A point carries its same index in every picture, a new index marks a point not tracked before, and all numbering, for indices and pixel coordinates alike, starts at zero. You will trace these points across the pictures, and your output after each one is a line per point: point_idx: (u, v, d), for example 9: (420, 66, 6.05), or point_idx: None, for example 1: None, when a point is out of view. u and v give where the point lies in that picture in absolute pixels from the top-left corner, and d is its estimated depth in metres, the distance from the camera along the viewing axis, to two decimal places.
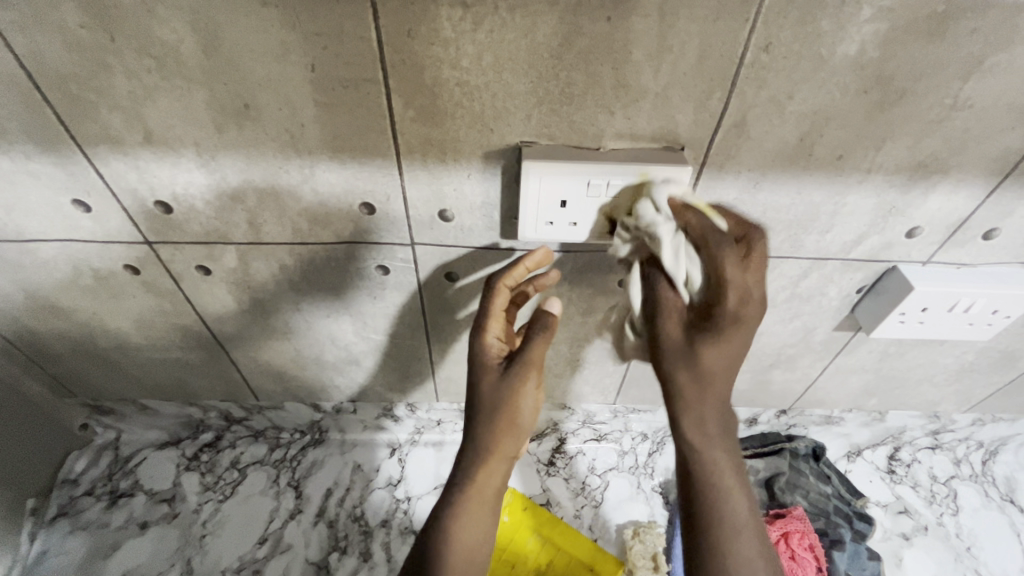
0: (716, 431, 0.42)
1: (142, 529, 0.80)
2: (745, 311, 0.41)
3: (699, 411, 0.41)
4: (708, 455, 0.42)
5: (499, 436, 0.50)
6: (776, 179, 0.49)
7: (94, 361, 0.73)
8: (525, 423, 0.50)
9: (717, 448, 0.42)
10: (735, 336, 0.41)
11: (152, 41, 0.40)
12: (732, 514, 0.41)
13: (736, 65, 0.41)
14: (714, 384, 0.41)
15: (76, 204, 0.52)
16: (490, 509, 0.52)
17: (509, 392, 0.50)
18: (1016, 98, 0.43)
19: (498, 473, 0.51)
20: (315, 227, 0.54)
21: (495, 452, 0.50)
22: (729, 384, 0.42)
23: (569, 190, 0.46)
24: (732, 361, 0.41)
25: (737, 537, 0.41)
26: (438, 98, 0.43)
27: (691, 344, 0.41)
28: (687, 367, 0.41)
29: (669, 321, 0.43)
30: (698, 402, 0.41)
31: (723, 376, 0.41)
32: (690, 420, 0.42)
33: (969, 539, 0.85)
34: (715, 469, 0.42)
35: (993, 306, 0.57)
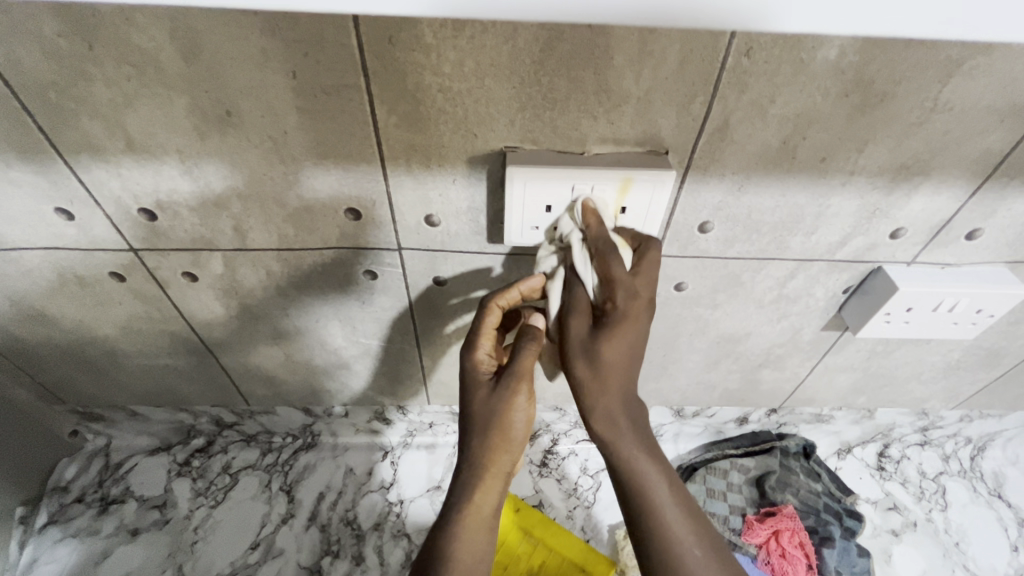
0: (640, 442, 0.45)
1: (133, 535, 0.80)
2: (631, 309, 0.44)
3: (609, 409, 0.44)
4: (639, 466, 0.44)
5: (495, 452, 0.50)
6: (760, 181, 0.49)
7: (82, 368, 0.73)
8: (519, 438, 0.50)
9: (644, 453, 0.45)
10: (622, 332, 0.44)
11: (131, 49, 0.40)
12: (672, 523, 0.44)
13: (718, 70, 0.41)
14: (613, 378, 0.44)
15: (58, 211, 0.52)
16: (487, 531, 0.50)
17: (504, 403, 0.50)
18: (995, 100, 0.43)
19: (494, 492, 0.50)
20: (301, 232, 0.54)
21: (490, 468, 0.50)
22: (630, 375, 0.45)
23: (553, 196, 0.46)
24: (626, 355, 0.44)
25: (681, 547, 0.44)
26: (421, 104, 0.43)
27: (595, 346, 0.44)
28: (589, 369, 0.44)
29: (576, 324, 0.45)
30: (615, 411, 0.44)
31: (620, 367, 0.44)
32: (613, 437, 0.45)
33: (958, 534, 0.85)
34: (649, 476, 0.44)
35: (977, 305, 0.57)
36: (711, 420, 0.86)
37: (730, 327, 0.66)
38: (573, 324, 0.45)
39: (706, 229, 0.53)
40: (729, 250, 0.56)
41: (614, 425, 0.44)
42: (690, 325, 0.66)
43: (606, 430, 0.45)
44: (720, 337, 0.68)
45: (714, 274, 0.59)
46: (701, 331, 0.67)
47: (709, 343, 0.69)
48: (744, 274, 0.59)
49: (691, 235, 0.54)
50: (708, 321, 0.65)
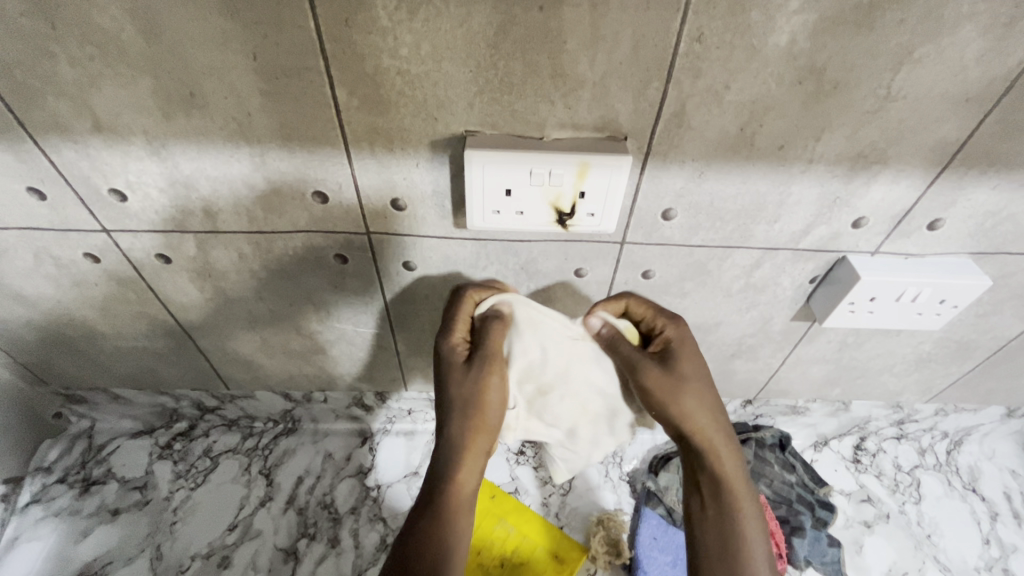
0: (732, 453, 0.56)
1: (113, 515, 0.81)
2: (687, 344, 0.55)
3: (701, 424, 0.54)
4: (732, 474, 0.55)
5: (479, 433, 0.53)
6: (721, 168, 0.50)
7: (62, 350, 0.74)
8: (494, 415, 0.53)
9: (734, 464, 0.56)
10: (693, 363, 0.54)
11: (94, 29, 0.41)
12: (746, 524, 0.55)
13: (671, 55, 0.41)
14: (702, 400, 0.54)
15: (30, 191, 0.52)
16: (468, 507, 0.54)
17: (486, 380, 0.53)
18: (949, 89, 0.43)
19: (474, 474, 0.53)
20: (270, 215, 0.55)
21: (469, 449, 0.52)
22: (712, 400, 0.55)
23: (512, 179, 0.47)
24: (702, 382, 0.54)
25: (754, 543, 0.54)
26: (380, 86, 0.44)
27: (673, 373, 0.53)
28: (674, 390, 0.53)
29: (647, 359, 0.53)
30: (709, 426, 0.54)
31: (697, 378, 0.54)
32: (715, 451, 0.55)
33: (930, 527, 0.86)
34: (732, 483, 0.55)
35: (941, 295, 0.58)
36: None
37: (700, 316, 0.67)
38: (641, 359, 0.53)
39: (669, 216, 0.54)
40: (693, 237, 0.57)
41: (716, 440, 0.55)
42: None
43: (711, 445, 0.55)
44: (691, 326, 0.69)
45: (680, 262, 0.59)
46: None
47: None
48: (710, 263, 0.60)
49: (655, 222, 0.55)
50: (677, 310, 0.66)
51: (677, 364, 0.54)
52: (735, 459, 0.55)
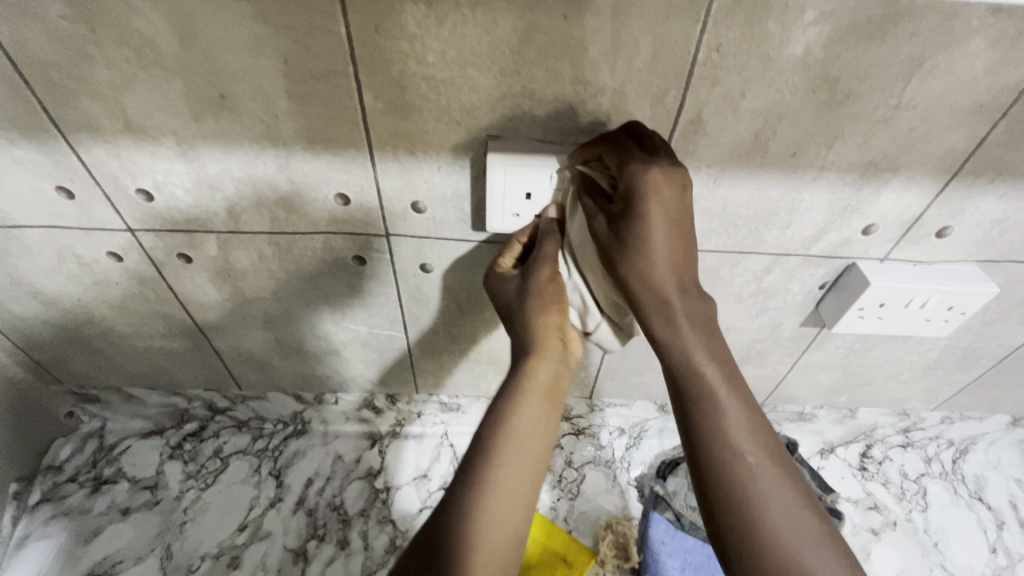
0: (706, 346, 0.45)
1: (124, 515, 0.82)
2: (659, 192, 0.42)
3: (664, 302, 0.44)
4: (709, 371, 0.44)
5: (538, 366, 0.49)
6: (734, 175, 0.51)
7: (79, 348, 0.75)
8: (551, 331, 0.50)
9: (713, 358, 0.45)
10: (659, 217, 0.43)
11: (132, 33, 0.42)
12: (738, 442, 0.43)
13: (689, 63, 0.43)
14: (661, 270, 0.44)
15: (59, 190, 0.54)
16: (537, 445, 0.47)
17: (536, 295, 0.50)
18: (958, 100, 0.45)
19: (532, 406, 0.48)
20: (292, 216, 0.56)
21: (529, 376, 0.49)
22: (677, 268, 0.45)
23: (533, 182, 0.49)
24: (668, 258, 0.44)
25: (750, 458, 0.43)
26: (406, 91, 0.45)
27: (622, 237, 0.44)
28: (623, 258, 0.45)
29: (600, 215, 0.46)
30: (675, 307, 0.44)
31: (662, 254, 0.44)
32: (683, 339, 0.44)
33: (938, 535, 0.86)
34: (711, 383, 0.44)
35: (948, 302, 0.59)
36: None
37: None
38: (596, 216, 0.46)
39: None
40: (706, 242, 0.58)
41: (684, 326, 0.44)
42: None
43: (677, 332, 0.45)
44: None
45: None
46: None
47: None
48: (721, 268, 0.61)
49: None
50: None
51: (632, 223, 0.43)
52: (717, 372, 0.44)
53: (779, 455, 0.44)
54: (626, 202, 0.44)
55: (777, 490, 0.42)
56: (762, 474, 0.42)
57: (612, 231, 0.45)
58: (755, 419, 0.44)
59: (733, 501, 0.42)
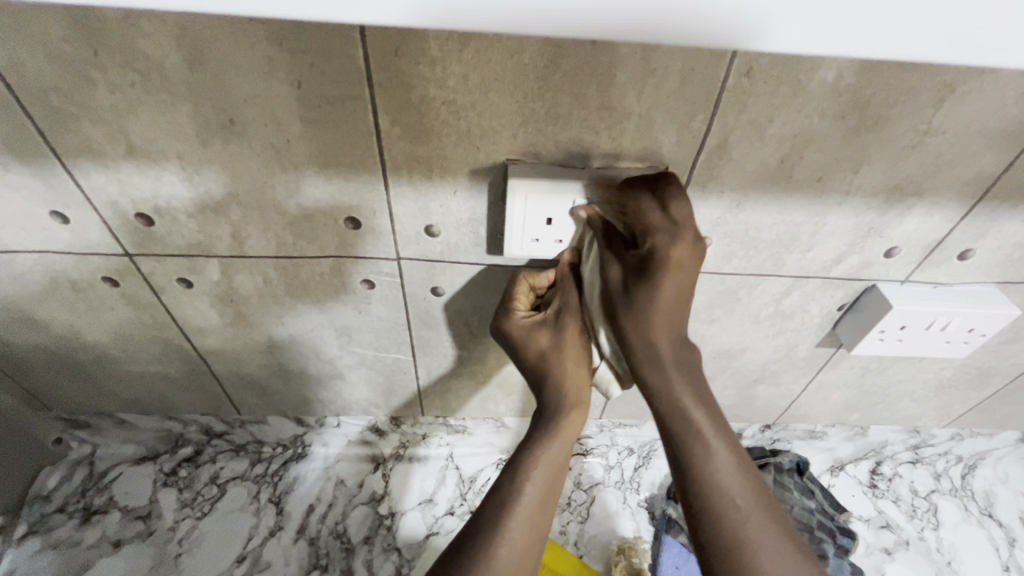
0: (695, 395, 0.45)
1: (116, 547, 0.78)
2: (679, 261, 0.43)
3: (656, 352, 0.44)
4: (697, 420, 0.44)
5: (569, 419, 0.51)
6: (758, 199, 0.50)
7: (70, 375, 0.71)
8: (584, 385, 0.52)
9: (698, 401, 0.45)
10: (673, 279, 0.43)
11: (136, 56, 0.40)
12: (729, 487, 0.43)
13: (718, 89, 0.42)
14: (660, 324, 0.44)
15: (53, 215, 0.51)
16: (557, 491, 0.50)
17: (566, 347, 0.51)
18: (988, 125, 0.44)
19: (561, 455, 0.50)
20: (299, 240, 0.54)
21: (563, 428, 0.50)
22: (676, 321, 0.44)
23: (554, 208, 0.47)
24: (670, 311, 0.44)
25: (740, 509, 0.42)
26: (424, 115, 0.43)
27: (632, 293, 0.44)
28: (626, 309, 0.44)
29: (615, 265, 0.45)
30: (665, 356, 0.44)
31: (664, 312, 0.44)
32: (673, 389, 0.44)
33: (950, 553, 0.85)
34: (700, 433, 0.44)
35: (969, 324, 0.58)
36: None
37: (726, 343, 0.67)
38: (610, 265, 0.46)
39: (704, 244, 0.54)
40: (726, 266, 0.56)
41: (673, 374, 0.44)
42: None
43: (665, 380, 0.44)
44: (716, 353, 0.68)
45: (710, 290, 0.59)
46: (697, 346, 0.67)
47: (705, 358, 0.69)
48: (740, 290, 0.59)
49: None
50: (704, 336, 0.65)
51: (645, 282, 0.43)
52: (705, 418, 0.44)
53: (767, 496, 0.44)
54: (644, 254, 0.43)
55: (770, 535, 0.42)
56: (755, 526, 0.42)
57: (623, 282, 0.44)
58: (743, 462, 0.44)
59: (727, 553, 0.42)
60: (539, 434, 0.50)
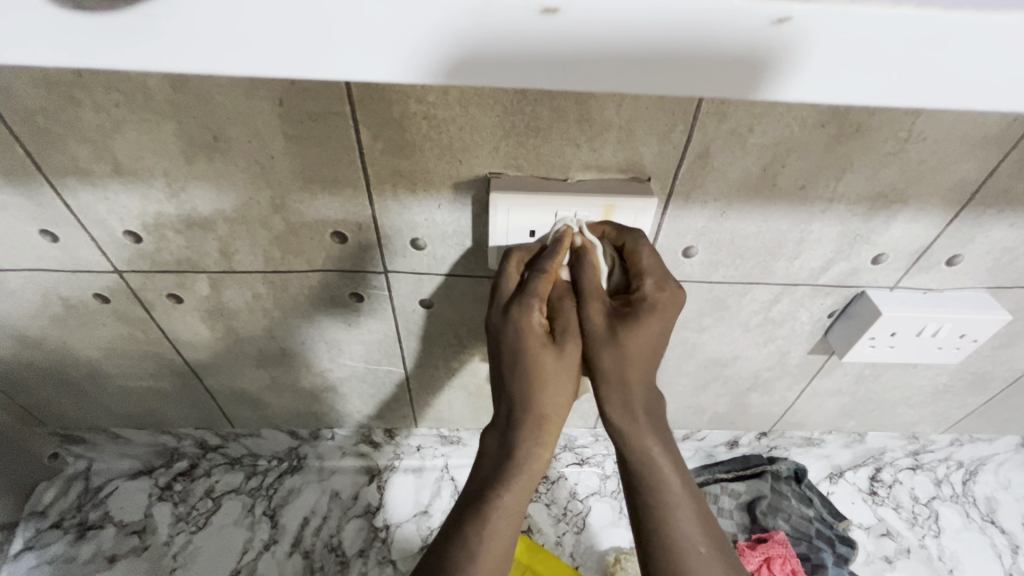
0: (661, 440, 0.44)
1: (111, 562, 0.78)
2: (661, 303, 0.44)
3: (629, 397, 0.43)
4: (662, 465, 0.43)
5: (535, 473, 0.44)
6: (742, 208, 0.50)
7: (64, 390, 0.72)
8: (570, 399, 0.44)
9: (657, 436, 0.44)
10: (655, 323, 0.44)
11: (120, 77, 0.40)
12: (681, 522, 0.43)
13: (697, 101, 0.42)
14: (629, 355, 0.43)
15: (43, 233, 0.52)
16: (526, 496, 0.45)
17: (562, 371, 0.43)
18: (969, 132, 0.44)
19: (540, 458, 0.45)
20: (287, 255, 0.54)
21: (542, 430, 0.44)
22: (650, 355, 0.44)
23: (537, 221, 0.47)
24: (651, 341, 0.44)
25: (695, 563, 0.42)
26: (406, 131, 0.44)
27: (619, 329, 0.43)
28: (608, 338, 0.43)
29: (597, 303, 0.44)
30: (634, 401, 0.43)
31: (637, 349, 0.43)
32: (639, 436, 0.43)
33: (952, 561, 0.84)
34: (666, 479, 0.43)
35: (960, 330, 0.58)
36: (701, 443, 0.85)
37: (719, 351, 0.66)
38: (590, 304, 0.44)
39: (690, 253, 0.54)
40: (713, 274, 0.56)
41: (639, 418, 0.43)
42: (676, 347, 0.66)
43: (636, 426, 0.43)
44: (709, 361, 0.68)
45: (699, 298, 0.59)
46: (689, 354, 0.67)
47: (698, 367, 0.69)
48: (729, 299, 0.59)
49: (675, 259, 0.54)
50: (695, 344, 0.65)
51: (628, 317, 0.44)
52: (667, 455, 0.44)
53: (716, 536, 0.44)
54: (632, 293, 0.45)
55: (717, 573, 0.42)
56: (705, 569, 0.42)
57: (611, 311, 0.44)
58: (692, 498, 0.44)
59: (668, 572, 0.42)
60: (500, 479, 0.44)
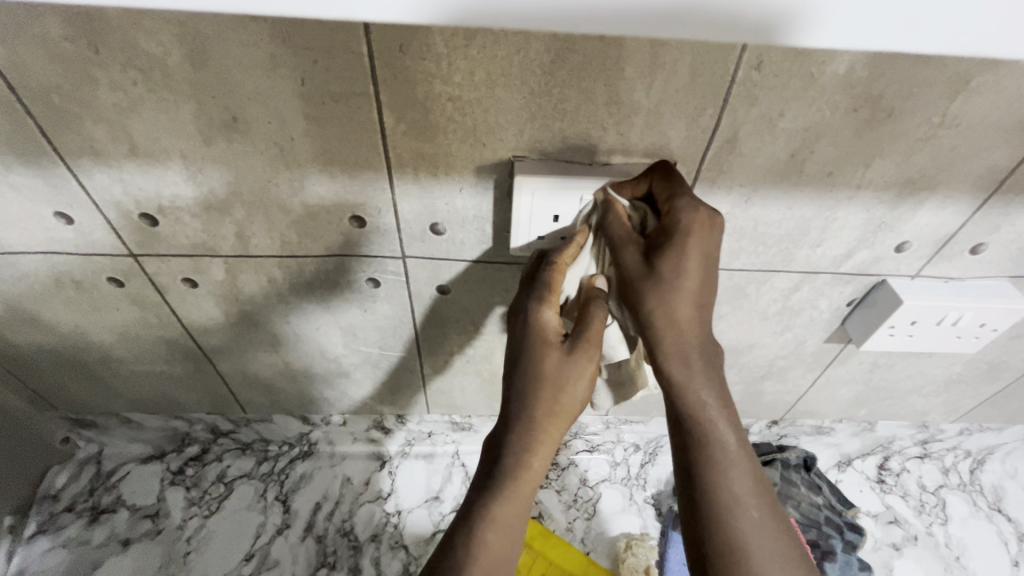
0: (712, 388, 0.43)
1: (125, 545, 0.79)
2: (698, 235, 0.41)
3: (680, 344, 0.42)
4: (715, 417, 0.43)
5: (526, 487, 0.45)
6: (767, 195, 0.49)
7: (75, 374, 0.71)
8: (577, 405, 0.45)
9: (707, 384, 0.43)
10: (690, 251, 0.41)
11: (138, 54, 0.39)
12: (732, 476, 0.43)
13: (727, 83, 0.41)
14: (680, 297, 0.41)
15: (57, 216, 0.51)
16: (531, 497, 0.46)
17: (569, 377, 0.44)
18: (1003, 117, 0.43)
19: (544, 457, 0.46)
20: (304, 239, 0.54)
21: (546, 433, 0.45)
22: (701, 299, 0.42)
23: (560, 206, 0.47)
24: (699, 286, 0.42)
25: (744, 516, 0.43)
26: (430, 112, 0.43)
27: (655, 267, 0.42)
28: (653, 288, 0.42)
29: (629, 249, 0.43)
30: (689, 349, 0.43)
31: (687, 293, 0.42)
32: (693, 386, 0.43)
33: (959, 549, 0.85)
34: (716, 432, 0.43)
35: (981, 319, 0.58)
36: None
37: (734, 339, 0.66)
38: (623, 250, 0.43)
39: None
40: (735, 261, 0.56)
41: (693, 366, 0.43)
42: None
43: (689, 376, 0.43)
44: (724, 349, 0.68)
45: (718, 286, 0.59)
46: None
47: None
48: (748, 287, 0.59)
49: None
50: (711, 332, 0.65)
51: (659, 251, 0.42)
52: (717, 407, 0.43)
53: (765, 487, 0.44)
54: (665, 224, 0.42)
55: (764, 523, 0.43)
56: (753, 530, 0.43)
57: (645, 260, 0.42)
58: (743, 448, 0.44)
59: (718, 523, 0.43)
60: (497, 487, 0.45)
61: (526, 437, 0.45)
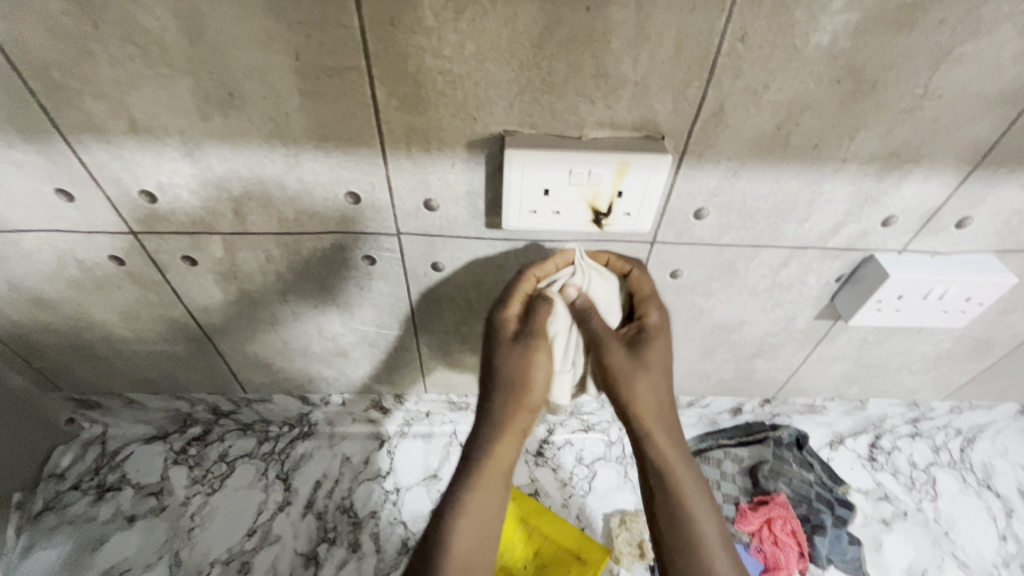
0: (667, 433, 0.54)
1: (130, 522, 0.80)
2: (660, 322, 0.55)
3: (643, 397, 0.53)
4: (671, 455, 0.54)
5: (493, 477, 0.52)
6: (754, 168, 0.50)
7: (79, 354, 0.73)
8: (535, 399, 0.53)
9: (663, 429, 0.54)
10: (656, 339, 0.55)
11: (135, 28, 0.40)
12: (688, 502, 0.53)
13: (713, 55, 0.42)
14: (641, 367, 0.54)
15: (58, 193, 0.52)
16: (500, 490, 0.53)
17: (524, 371, 0.52)
18: (985, 88, 0.44)
19: (509, 452, 0.53)
20: (301, 217, 0.55)
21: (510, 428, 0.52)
22: (659, 366, 0.54)
23: (551, 178, 0.48)
24: (659, 358, 0.54)
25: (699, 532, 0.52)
26: (421, 87, 0.44)
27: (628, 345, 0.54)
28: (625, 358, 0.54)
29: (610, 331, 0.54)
30: (649, 402, 0.54)
31: (651, 363, 0.54)
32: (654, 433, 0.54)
33: (948, 524, 0.87)
34: (675, 470, 0.54)
35: (967, 293, 0.59)
36: (706, 410, 0.86)
37: (725, 316, 0.67)
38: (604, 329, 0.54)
39: (701, 215, 0.54)
40: (723, 236, 0.57)
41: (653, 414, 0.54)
42: (684, 313, 0.66)
43: (650, 425, 0.54)
44: (715, 326, 0.69)
45: (708, 262, 0.60)
46: (696, 319, 0.67)
47: (704, 332, 0.70)
48: (738, 262, 0.60)
49: (686, 222, 0.55)
50: (702, 309, 0.66)
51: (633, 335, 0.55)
52: (671, 447, 0.54)
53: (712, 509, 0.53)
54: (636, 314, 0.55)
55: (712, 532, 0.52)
56: (707, 541, 0.52)
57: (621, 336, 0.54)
58: (694, 482, 0.54)
59: (680, 541, 0.52)
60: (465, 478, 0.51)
61: (494, 436, 0.52)
